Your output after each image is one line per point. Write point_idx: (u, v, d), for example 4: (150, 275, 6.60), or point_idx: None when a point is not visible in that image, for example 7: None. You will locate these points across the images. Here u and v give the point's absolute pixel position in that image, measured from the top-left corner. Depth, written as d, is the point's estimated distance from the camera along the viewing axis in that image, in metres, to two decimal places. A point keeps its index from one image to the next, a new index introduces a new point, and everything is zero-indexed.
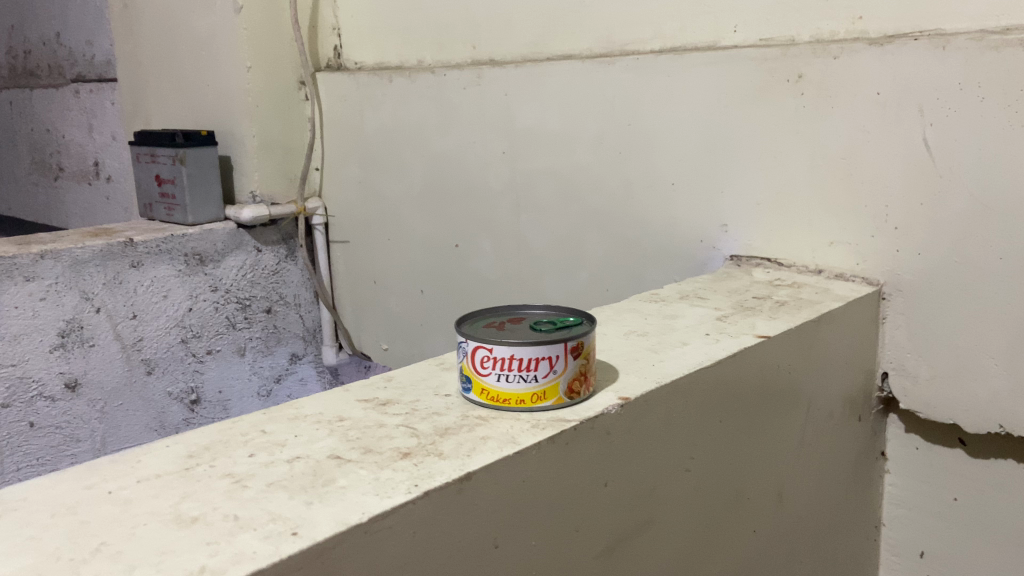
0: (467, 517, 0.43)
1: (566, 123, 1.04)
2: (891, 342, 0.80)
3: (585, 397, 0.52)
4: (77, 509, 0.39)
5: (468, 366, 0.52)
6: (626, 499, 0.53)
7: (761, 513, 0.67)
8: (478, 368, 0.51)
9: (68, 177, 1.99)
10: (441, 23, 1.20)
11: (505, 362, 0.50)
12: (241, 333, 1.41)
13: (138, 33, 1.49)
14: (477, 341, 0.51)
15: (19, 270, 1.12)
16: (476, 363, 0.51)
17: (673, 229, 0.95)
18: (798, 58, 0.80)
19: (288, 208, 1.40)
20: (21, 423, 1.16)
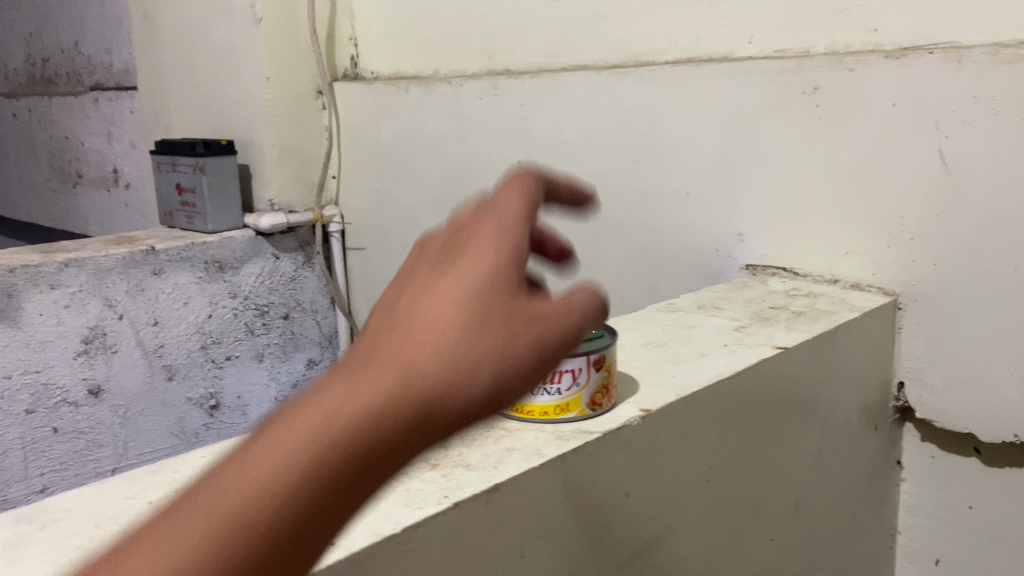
0: (495, 527, 0.44)
1: (581, 132, 1.05)
2: (907, 351, 0.80)
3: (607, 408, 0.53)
4: (121, 519, 0.40)
5: None
6: (648, 509, 0.54)
7: (779, 521, 0.68)
8: None
9: (87, 184, 2.01)
10: (458, 33, 1.21)
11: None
12: (259, 339, 1.43)
13: (158, 42, 1.51)
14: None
15: (44, 278, 1.14)
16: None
17: (689, 238, 0.96)
18: (813, 71, 0.81)
19: (305, 216, 1.42)
20: (46, 429, 1.17)
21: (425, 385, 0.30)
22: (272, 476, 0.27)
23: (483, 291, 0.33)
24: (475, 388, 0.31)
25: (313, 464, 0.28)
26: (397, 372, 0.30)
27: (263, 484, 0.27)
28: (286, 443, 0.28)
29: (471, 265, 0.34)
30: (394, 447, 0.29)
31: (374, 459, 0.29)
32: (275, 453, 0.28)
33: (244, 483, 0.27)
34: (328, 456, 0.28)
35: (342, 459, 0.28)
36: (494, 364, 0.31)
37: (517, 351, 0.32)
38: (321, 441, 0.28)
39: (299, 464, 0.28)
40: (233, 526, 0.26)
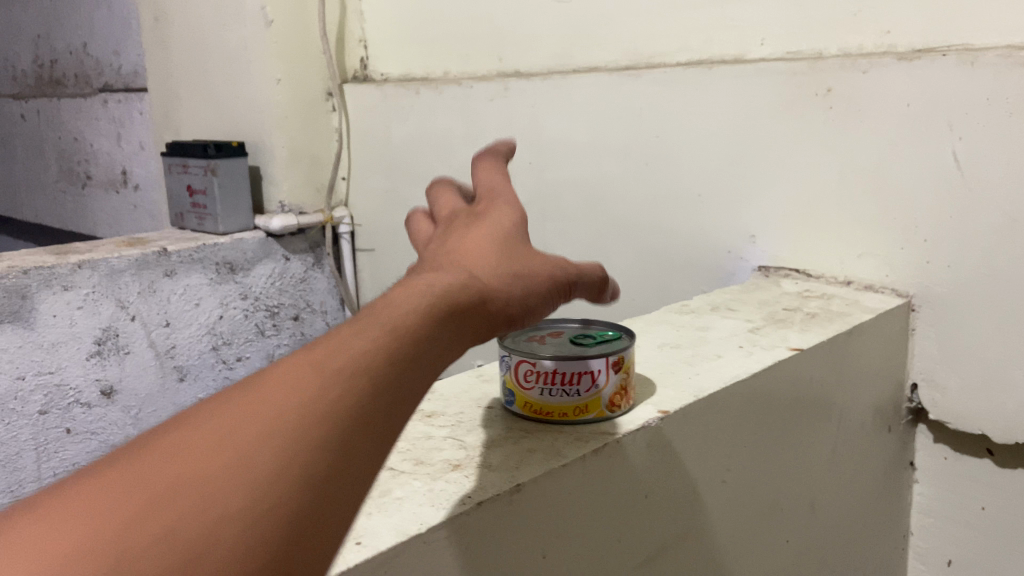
0: (518, 527, 0.44)
1: (592, 134, 1.05)
2: (919, 353, 0.81)
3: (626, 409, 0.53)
4: None
5: (512, 380, 0.53)
6: (667, 510, 0.54)
7: (795, 522, 0.69)
8: (522, 381, 0.53)
9: (95, 185, 2.02)
10: (468, 35, 1.22)
11: (549, 376, 0.51)
12: (269, 340, 1.44)
13: (169, 45, 1.52)
14: (519, 355, 0.53)
15: (57, 279, 1.14)
16: (519, 376, 0.53)
17: (700, 240, 0.96)
18: (826, 73, 0.81)
19: (315, 216, 1.43)
20: (59, 429, 1.17)
21: (473, 286, 0.37)
22: (352, 351, 0.31)
23: (501, 238, 0.41)
24: (511, 296, 0.38)
25: (389, 340, 0.32)
26: (449, 275, 0.36)
27: (344, 356, 0.31)
28: (365, 326, 0.32)
29: (489, 224, 0.42)
30: (454, 333, 0.35)
31: (438, 343, 0.34)
32: (354, 336, 0.32)
33: (327, 361, 0.30)
34: (404, 333, 0.33)
35: (414, 338, 0.33)
36: (521, 279, 0.39)
37: (537, 275, 0.40)
38: (396, 322, 0.33)
39: (377, 341, 0.32)
40: (319, 396, 0.29)
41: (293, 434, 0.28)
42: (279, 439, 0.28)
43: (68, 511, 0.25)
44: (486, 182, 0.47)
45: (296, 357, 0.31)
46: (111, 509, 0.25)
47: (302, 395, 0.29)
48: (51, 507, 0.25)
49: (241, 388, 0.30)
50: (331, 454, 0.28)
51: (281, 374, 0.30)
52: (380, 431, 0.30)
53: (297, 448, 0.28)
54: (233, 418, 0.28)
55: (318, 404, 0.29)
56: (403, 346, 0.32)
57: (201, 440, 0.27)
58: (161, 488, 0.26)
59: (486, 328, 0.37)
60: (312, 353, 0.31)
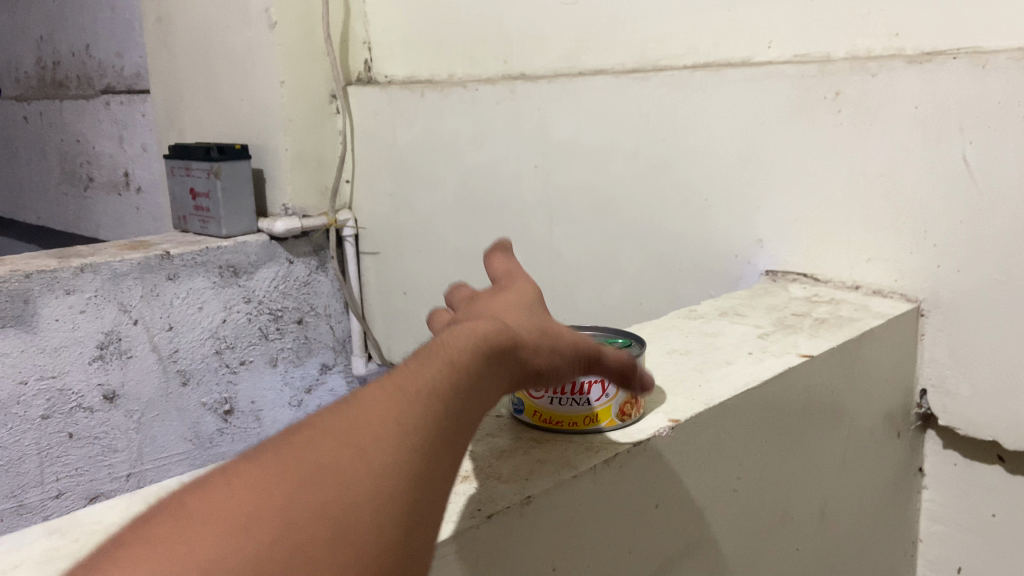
0: (528, 539, 0.44)
1: (599, 137, 1.05)
2: (930, 359, 0.80)
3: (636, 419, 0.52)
4: None
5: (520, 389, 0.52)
6: (678, 520, 0.54)
7: (806, 531, 0.68)
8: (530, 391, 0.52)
9: (98, 187, 2.02)
10: (474, 37, 1.21)
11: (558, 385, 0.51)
12: (273, 344, 1.43)
13: (172, 46, 1.51)
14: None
15: (59, 283, 1.14)
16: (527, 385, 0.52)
17: (708, 244, 0.95)
18: (836, 76, 0.80)
19: (320, 220, 1.42)
20: (61, 434, 1.17)
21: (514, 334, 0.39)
22: (422, 382, 0.34)
23: (529, 303, 0.44)
24: (547, 351, 0.41)
25: (453, 374, 0.35)
26: (494, 323, 0.39)
27: (415, 388, 0.33)
28: (426, 360, 0.35)
29: (515, 292, 0.45)
30: (500, 377, 0.38)
31: (487, 385, 0.37)
32: (421, 369, 0.34)
33: (401, 391, 0.33)
34: (464, 369, 0.35)
35: (471, 375, 0.35)
36: (558, 338, 0.41)
37: (570, 336, 0.43)
38: (455, 358, 0.36)
39: (443, 374, 0.34)
40: (400, 422, 0.32)
41: (381, 455, 0.30)
42: (370, 460, 0.30)
43: (188, 517, 0.27)
44: (502, 263, 0.49)
45: (371, 387, 0.33)
46: (229, 516, 0.27)
47: (385, 421, 0.31)
48: (166, 515, 0.27)
49: (324, 413, 0.32)
50: (415, 476, 0.31)
51: (360, 400, 0.32)
52: (451, 458, 0.33)
53: (384, 468, 0.30)
54: (326, 438, 0.30)
55: (399, 430, 0.31)
56: (463, 381, 0.35)
57: (300, 456, 0.29)
58: (281, 489, 0.28)
59: (524, 379, 0.40)
60: (386, 383, 0.33)
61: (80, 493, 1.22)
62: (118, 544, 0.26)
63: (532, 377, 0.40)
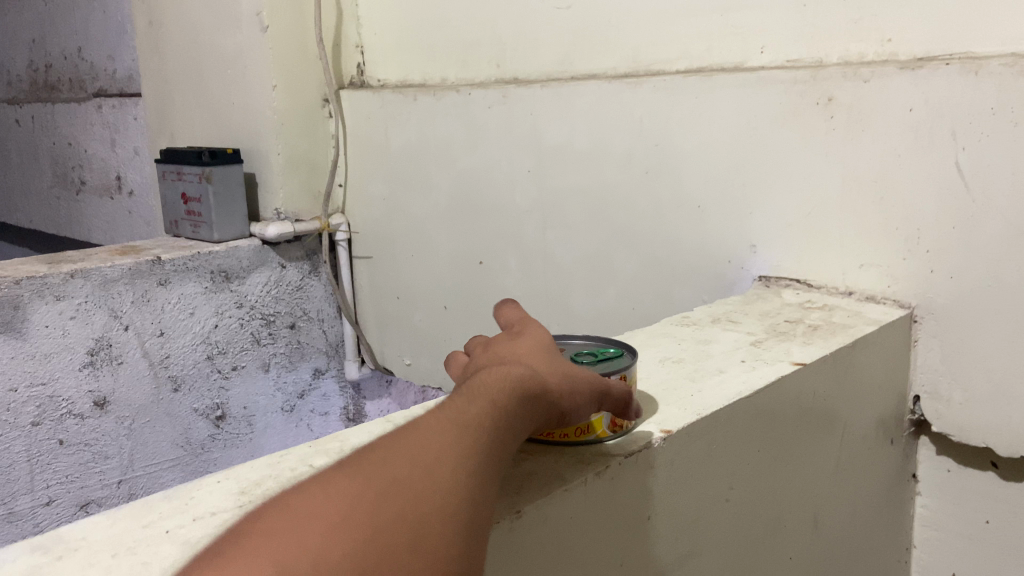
0: (518, 553, 0.43)
1: (592, 141, 1.04)
2: (923, 364, 0.79)
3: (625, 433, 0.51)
4: (137, 550, 0.39)
5: None
6: (669, 531, 0.53)
7: (799, 539, 0.68)
8: None
9: (90, 190, 2.01)
10: (466, 41, 1.21)
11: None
12: (266, 349, 1.43)
13: (164, 50, 1.51)
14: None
15: (49, 289, 1.13)
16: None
17: (702, 249, 0.95)
18: (829, 81, 0.80)
19: (311, 225, 1.41)
20: (52, 441, 1.17)
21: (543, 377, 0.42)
22: (472, 415, 0.38)
23: (547, 348, 0.46)
24: (571, 391, 0.44)
25: (496, 410, 0.39)
26: (523, 369, 0.42)
27: (467, 420, 0.37)
28: (470, 398, 0.39)
29: (534, 335, 0.47)
30: (530, 416, 0.41)
31: (520, 424, 0.40)
32: (467, 405, 0.38)
33: (457, 421, 0.37)
34: (503, 407, 0.39)
35: (507, 415, 0.39)
36: (578, 380, 0.44)
37: (588, 376, 0.45)
38: (494, 398, 0.39)
39: (486, 411, 0.38)
40: (458, 448, 0.36)
41: (446, 474, 0.34)
42: (437, 479, 0.34)
43: (290, 518, 0.31)
44: (510, 309, 0.51)
45: (429, 415, 0.37)
46: (326, 520, 0.31)
47: (445, 445, 0.36)
48: (274, 516, 0.32)
49: (391, 436, 0.36)
50: (473, 496, 0.34)
51: (423, 427, 0.37)
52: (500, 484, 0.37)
53: (450, 486, 0.34)
54: (399, 458, 0.35)
55: (458, 455, 0.35)
56: (503, 416, 0.39)
57: (378, 471, 0.34)
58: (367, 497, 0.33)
59: (548, 417, 0.43)
60: (442, 413, 0.38)
61: (70, 500, 1.21)
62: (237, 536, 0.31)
63: (554, 416, 0.43)
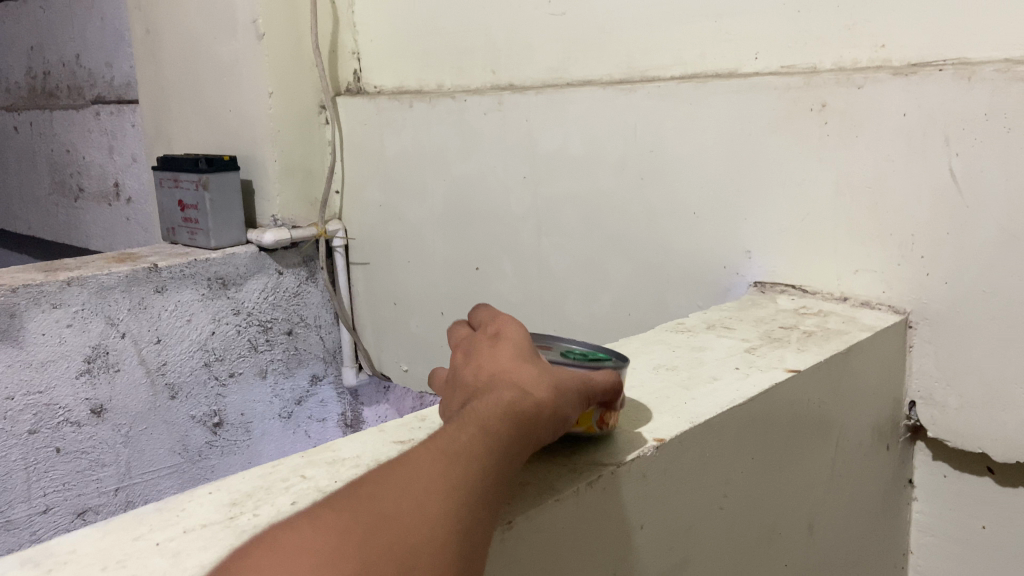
0: (510, 564, 0.43)
1: (587, 148, 1.04)
2: (917, 370, 0.80)
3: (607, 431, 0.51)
4: (127, 564, 0.39)
5: None
6: (662, 540, 0.53)
7: (794, 547, 0.67)
8: None
9: (88, 198, 2.01)
10: (461, 47, 1.21)
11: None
12: (263, 355, 1.43)
13: (161, 57, 1.51)
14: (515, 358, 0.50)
15: (45, 297, 1.13)
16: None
17: (697, 255, 0.95)
18: (822, 88, 0.80)
19: (309, 231, 1.42)
20: (48, 449, 1.16)
21: (533, 393, 0.42)
22: (461, 445, 0.38)
23: (531, 356, 0.45)
24: (563, 401, 0.43)
25: (487, 437, 0.39)
26: (511, 389, 0.41)
27: (456, 450, 0.37)
28: (460, 427, 0.39)
29: (516, 342, 0.46)
30: (528, 437, 0.41)
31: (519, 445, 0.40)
32: (457, 434, 0.38)
33: (447, 451, 0.37)
34: (496, 432, 0.39)
35: (502, 441, 0.39)
36: (567, 386, 0.44)
37: (576, 380, 0.45)
38: (487, 425, 0.39)
39: (477, 438, 0.38)
40: (448, 478, 0.36)
41: (435, 505, 0.35)
42: (425, 511, 0.35)
43: (280, 551, 0.32)
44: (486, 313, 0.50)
45: (417, 447, 0.38)
46: (315, 554, 0.32)
47: (435, 477, 0.36)
48: (263, 548, 0.32)
49: (383, 467, 0.37)
50: (464, 525, 0.35)
51: (410, 460, 0.37)
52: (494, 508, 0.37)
53: (440, 516, 0.35)
54: (388, 491, 0.35)
55: (449, 484, 0.36)
56: (496, 443, 0.39)
57: (366, 505, 0.34)
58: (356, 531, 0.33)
59: (548, 434, 0.43)
60: (428, 446, 0.38)
61: (67, 508, 1.20)
62: (224, 570, 0.31)
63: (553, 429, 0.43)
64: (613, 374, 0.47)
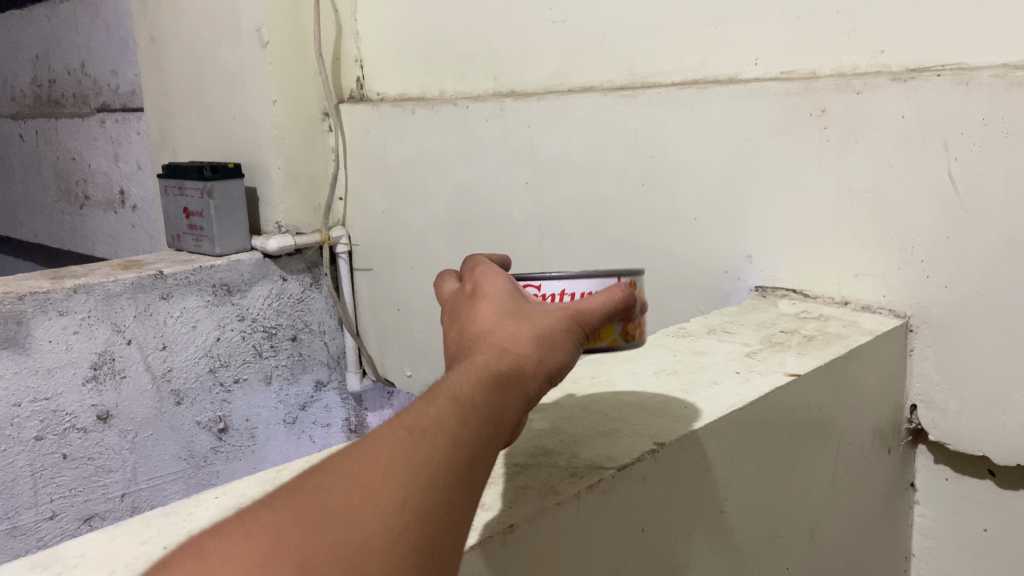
0: (511, 568, 0.44)
1: (588, 153, 1.05)
2: (919, 374, 0.80)
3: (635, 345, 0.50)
4: (135, 566, 0.40)
5: None
6: (663, 544, 0.54)
7: (794, 550, 0.68)
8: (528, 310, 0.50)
9: (94, 205, 2.02)
10: (463, 54, 1.23)
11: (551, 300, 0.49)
12: (268, 361, 1.44)
13: (166, 65, 1.52)
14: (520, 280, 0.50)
15: (53, 304, 1.14)
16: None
17: (698, 260, 0.96)
18: (821, 94, 0.81)
19: (312, 238, 1.42)
20: (55, 455, 1.17)
21: (512, 356, 0.39)
22: (429, 419, 0.35)
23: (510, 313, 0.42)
24: (547, 352, 0.41)
25: (460, 409, 0.36)
26: (486, 355, 0.39)
27: (422, 427, 0.34)
28: (428, 400, 0.36)
29: (494, 302, 0.43)
30: (519, 399, 0.38)
31: (503, 410, 0.37)
32: (424, 408, 0.35)
33: (412, 430, 0.34)
34: (470, 402, 0.36)
35: (479, 410, 0.36)
36: (550, 334, 0.41)
37: (559, 325, 0.42)
38: (459, 397, 0.36)
39: (448, 411, 0.35)
40: (412, 461, 0.33)
41: (392, 493, 0.32)
42: (380, 502, 0.31)
43: (206, 562, 0.29)
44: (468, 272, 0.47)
45: (379, 428, 0.34)
46: (246, 558, 0.29)
47: (396, 460, 0.33)
48: (188, 558, 0.29)
49: (336, 454, 0.33)
50: (431, 511, 0.32)
51: (369, 444, 0.34)
52: (476, 487, 0.34)
53: (398, 504, 0.32)
54: (340, 480, 0.32)
55: (409, 467, 0.33)
56: (473, 411, 0.36)
57: (310, 501, 0.31)
58: (295, 529, 0.30)
59: (542, 389, 0.40)
60: (392, 425, 0.34)
61: (73, 514, 1.21)
62: None
63: (549, 381, 0.41)
64: (600, 303, 0.44)
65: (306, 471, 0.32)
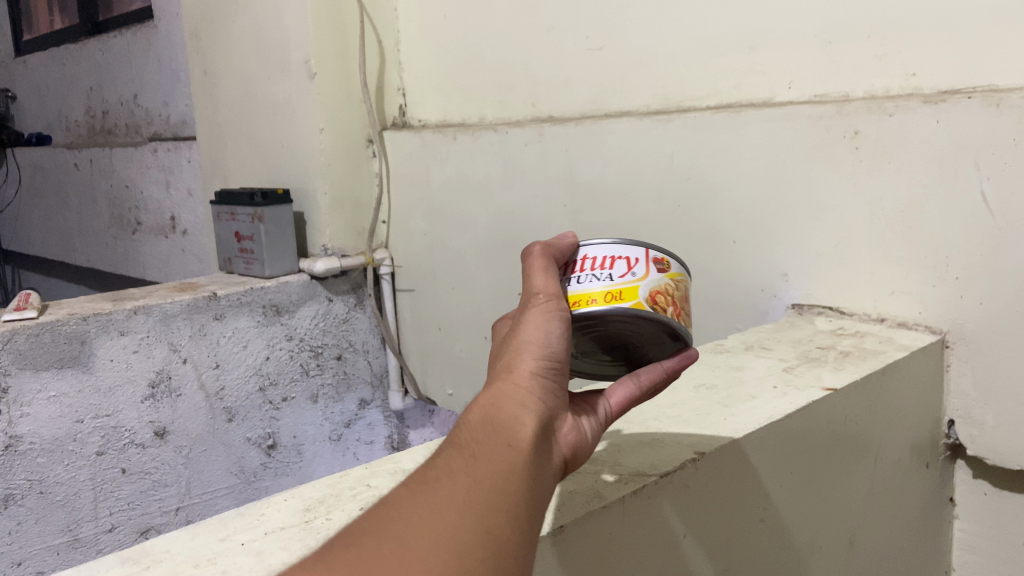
0: (562, 565, 0.46)
1: (626, 176, 1.08)
2: (956, 390, 0.81)
3: (672, 321, 0.50)
4: (216, 560, 0.43)
5: None
6: (704, 550, 0.56)
7: (834, 561, 0.69)
8: None
9: (146, 231, 2.10)
10: (503, 83, 1.27)
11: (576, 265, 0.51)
12: (314, 380, 1.48)
13: (217, 96, 1.60)
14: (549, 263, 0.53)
15: (114, 324, 1.20)
16: None
17: (736, 281, 0.98)
18: (854, 116, 0.83)
19: (356, 259, 1.47)
20: (115, 469, 1.21)
21: (495, 388, 0.42)
22: (440, 470, 0.37)
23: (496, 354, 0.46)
24: (524, 358, 0.43)
25: (464, 451, 0.39)
26: (476, 399, 0.42)
27: (435, 476, 0.37)
28: (439, 453, 0.39)
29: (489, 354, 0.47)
30: (517, 409, 0.41)
31: (505, 427, 0.40)
32: (435, 461, 0.38)
33: (425, 482, 0.37)
34: (470, 441, 0.39)
35: (475, 443, 0.39)
36: (518, 345, 0.44)
37: (523, 330, 0.45)
38: (459, 442, 0.39)
39: (450, 455, 0.38)
40: (435, 507, 0.35)
41: (425, 538, 0.34)
42: (412, 547, 0.33)
43: None
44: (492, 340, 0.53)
45: (397, 487, 0.37)
46: None
47: (420, 508, 0.35)
48: None
49: (360, 520, 0.35)
50: (469, 544, 0.35)
51: (389, 501, 0.36)
52: (516, 508, 0.37)
53: (434, 546, 0.34)
54: (367, 537, 0.34)
55: (437, 510, 0.35)
56: (472, 445, 0.39)
57: (343, 557, 0.32)
58: None
59: (543, 386, 0.43)
60: (408, 483, 0.37)
61: (131, 527, 1.25)
62: None
63: (546, 374, 0.43)
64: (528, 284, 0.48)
65: (331, 541, 0.34)
